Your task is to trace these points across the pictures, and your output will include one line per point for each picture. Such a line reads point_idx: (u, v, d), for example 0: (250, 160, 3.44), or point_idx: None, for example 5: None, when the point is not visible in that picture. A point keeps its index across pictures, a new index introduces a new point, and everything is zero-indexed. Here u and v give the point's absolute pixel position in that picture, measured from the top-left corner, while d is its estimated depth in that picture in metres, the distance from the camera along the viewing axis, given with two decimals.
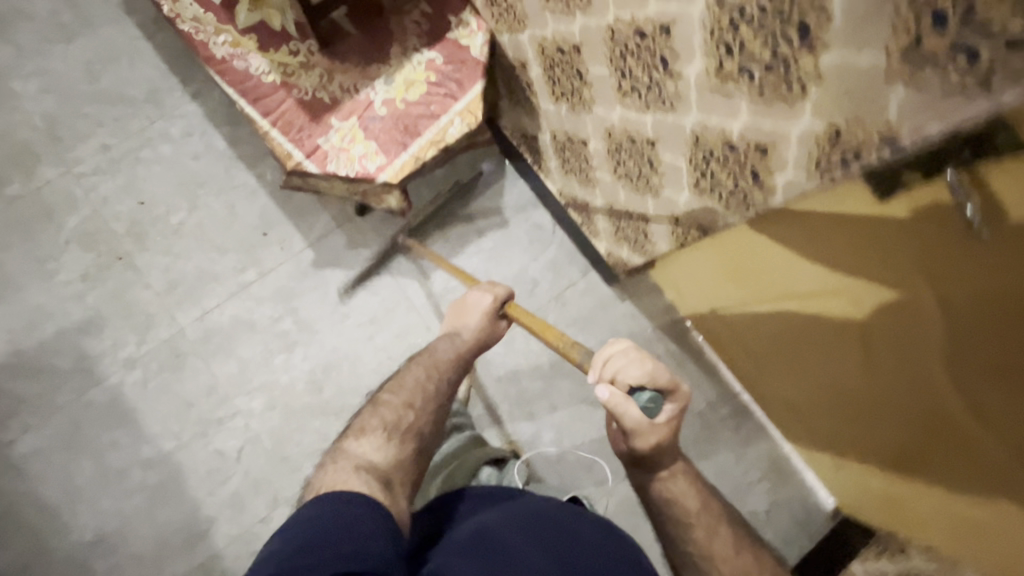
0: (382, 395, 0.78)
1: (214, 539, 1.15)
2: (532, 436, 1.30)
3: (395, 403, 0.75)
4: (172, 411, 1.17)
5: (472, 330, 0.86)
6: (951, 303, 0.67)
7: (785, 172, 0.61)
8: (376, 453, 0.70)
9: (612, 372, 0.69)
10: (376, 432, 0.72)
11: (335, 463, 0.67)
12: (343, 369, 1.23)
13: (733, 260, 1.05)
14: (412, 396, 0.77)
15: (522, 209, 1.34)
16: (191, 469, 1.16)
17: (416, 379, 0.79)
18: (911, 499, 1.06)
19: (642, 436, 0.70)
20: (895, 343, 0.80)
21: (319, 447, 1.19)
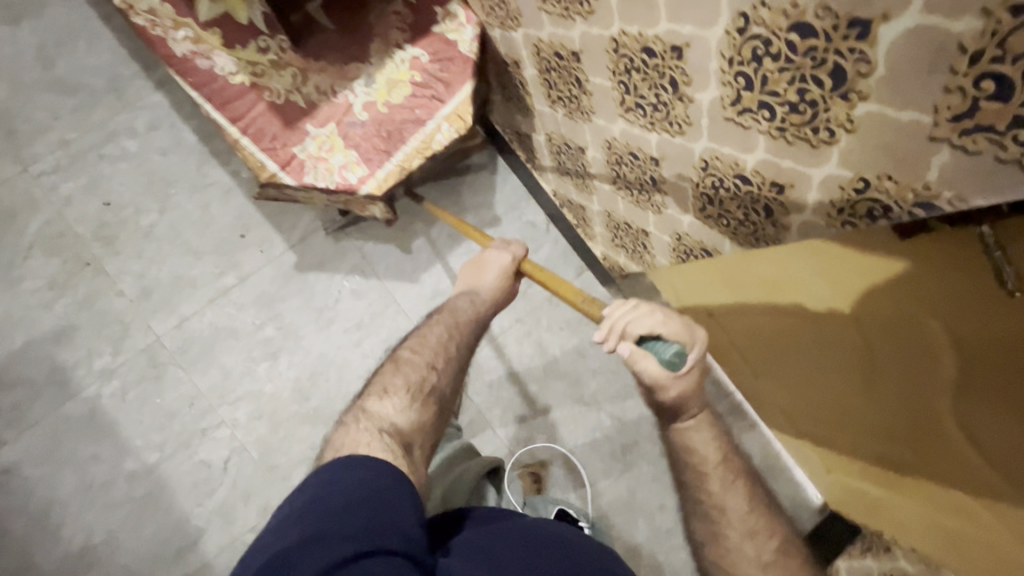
0: (402, 351, 0.75)
1: (204, 550, 1.14)
2: (525, 439, 1.28)
3: (418, 363, 0.72)
4: (154, 422, 1.13)
5: (490, 288, 0.82)
6: (973, 335, 0.65)
7: (802, 214, 0.56)
8: (400, 416, 0.67)
9: (622, 325, 0.60)
10: (399, 392, 0.69)
11: (359, 422, 0.64)
12: (330, 375, 1.20)
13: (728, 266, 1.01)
14: (433, 354, 0.74)
15: (513, 207, 1.28)
16: (177, 480, 1.14)
17: (439, 337, 0.75)
18: (886, 504, 1.08)
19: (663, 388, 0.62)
20: (896, 363, 0.79)
21: (307, 455, 1.17)
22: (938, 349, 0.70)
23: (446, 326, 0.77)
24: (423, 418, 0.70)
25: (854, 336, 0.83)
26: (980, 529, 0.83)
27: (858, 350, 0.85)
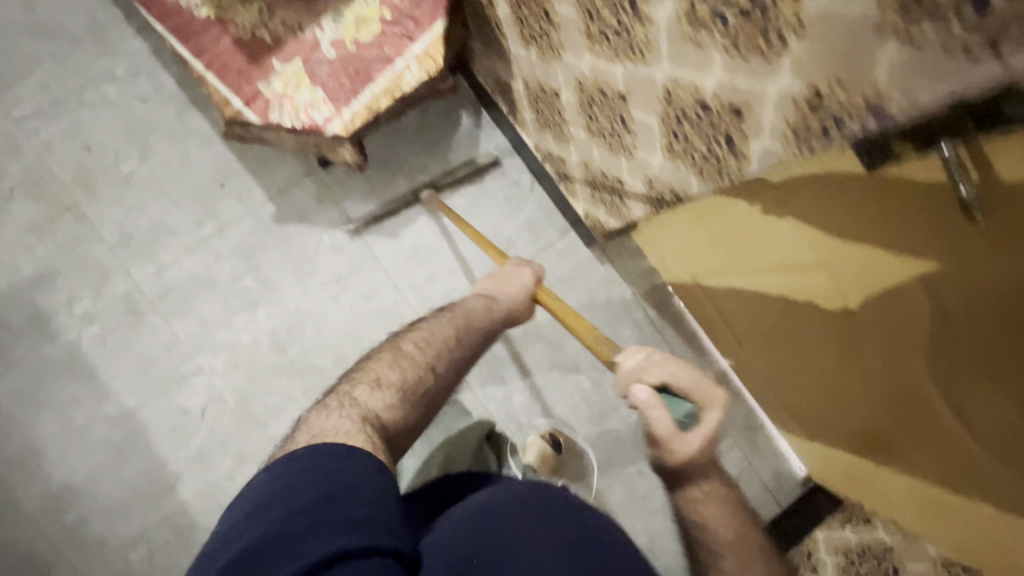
0: (406, 341, 0.75)
1: (181, 493, 1.16)
2: (503, 399, 1.27)
3: (418, 358, 0.72)
4: (133, 368, 1.15)
5: (507, 300, 0.85)
6: (952, 285, 0.60)
7: (761, 140, 0.53)
8: (384, 409, 0.67)
9: (640, 375, 0.70)
10: (391, 387, 0.69)
11: (340, 408, 0.65)
12: (308, 329, 1.19)
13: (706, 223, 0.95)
14: (434, 355, 0.74)
15: (498, 164, 1.25)
16: (155, 426, 1.16)
17: (445, 336, 0.76)
18: (869, 474, 1.05)
19: (671, 449, 0.66)
20: (877, 319, 0.74)
21: (284, 406, 1.18)
22: (919, 300, 0.65)
23: (454, 330, 0.77)
24: (402, 413, 0.68)
25: (834, 292, 0.78)
26: (964, 496, 0.80)
27: (839, 307, 0.80)
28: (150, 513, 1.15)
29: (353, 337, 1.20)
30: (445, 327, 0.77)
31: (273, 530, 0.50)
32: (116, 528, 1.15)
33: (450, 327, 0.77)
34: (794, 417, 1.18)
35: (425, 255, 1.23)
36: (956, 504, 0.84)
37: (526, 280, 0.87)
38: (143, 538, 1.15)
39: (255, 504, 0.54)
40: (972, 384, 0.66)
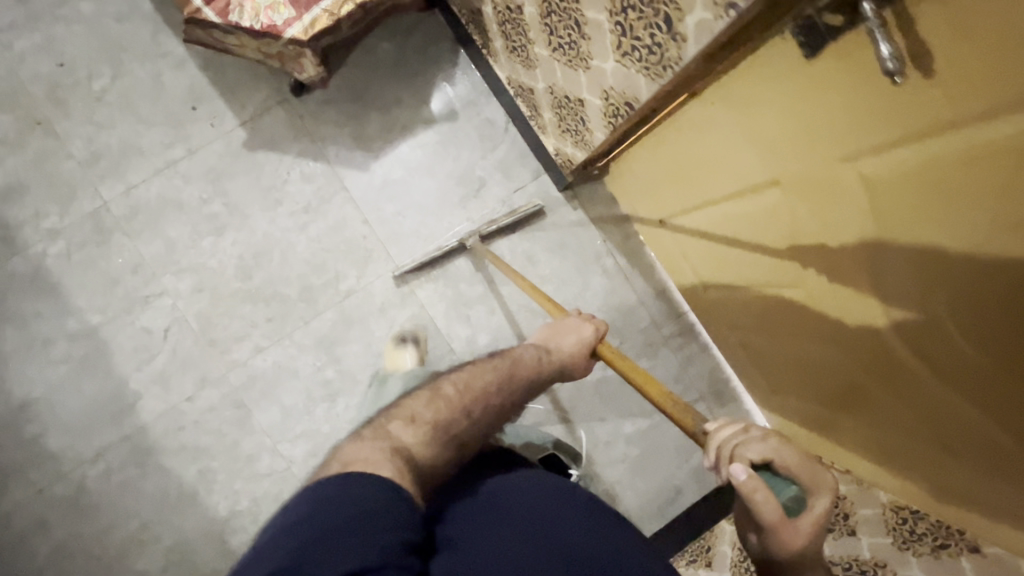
0: (445, 382, 0.67)
1: (140, 413, 1.17)
2: (467, 340, 1.24)
3: (454, 399, 0.64)
4: (98, 285, 1.16)
5: (564, 354, 0.80)
6: (893, 172, 0.58)
7: (689, 16, 0.56)
8: (417, 446, 0.59)
9: (733, 442, 0.59)
10: (424, 425, 0.61)
11: (370, 437, 0.57)
12: (274, 257, 1.20)
13: (663, 156, 0.95)
14: (471, 400, 0.66)
15: (473, 103, 1.25)
16: (118, 344, 1.16)
17: (491, 380, 0.69)
18: (832, 416, 1.05)
19: (780, 539, 0.53)
20: (821, 233, 0.73)
21: (247, 332, 1.19)
22: (856, 197, 0.65)
23: (500, 379, 0.70)
24: (437, 455, 0.60)
25: (779, 208, 0.77)
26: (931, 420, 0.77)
27: (786, 226, 0.79)
28: (110, 430, 1.16)
29: (319, 267, 1.21)
30: (487, 372, 0.70)
31: (297, 543, 0.44)
32: (75, 443, 1.16)
33: (491, 374, 0.70)
34: (761, 365, 1.17)
35: (395, 191, 1.24)
36: (920, 420, 0.85)
37: (584, 335, 0.82)
38: (102, 455, 1.16)
39: (280, 523, 0.47)
40: (932, 281, 0.62)
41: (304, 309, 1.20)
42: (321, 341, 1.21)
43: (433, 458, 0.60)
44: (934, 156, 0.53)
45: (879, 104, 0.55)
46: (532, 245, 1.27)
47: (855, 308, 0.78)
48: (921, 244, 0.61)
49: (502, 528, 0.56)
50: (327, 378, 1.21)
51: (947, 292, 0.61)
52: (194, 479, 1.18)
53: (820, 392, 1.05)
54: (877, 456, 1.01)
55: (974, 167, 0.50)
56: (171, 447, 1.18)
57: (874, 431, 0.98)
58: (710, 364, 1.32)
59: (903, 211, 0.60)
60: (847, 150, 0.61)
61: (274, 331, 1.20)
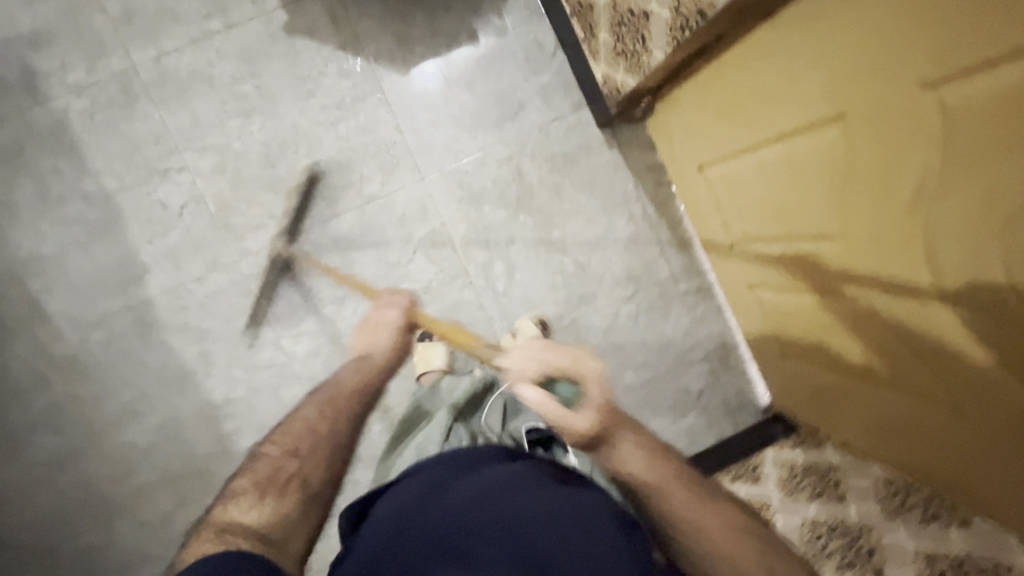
0: (265, 445, 0.79)
1: (147, 286, 1.16)
2: (484, 265, 1.23)
3: (273, 454, 0.77)
4: (119, 150, 1.13)
5: (383, 350, 0.91)
6: (955, 108, 0.56)
7: None
8: (250, 513, 0.70)
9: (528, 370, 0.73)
10: (249, 495, 0.72)
11: (201, 536, 0.67)
12: (299, 150, 1.17)
13: (724, 93, 0.92)
14: (297, 441, 0.78)
15: (523, 20, 1.20)
16: (132, 213, 1.14)
17: (307, 418, 0.81)
18: (828, 385, 1.04)
19: (567, 423, 0.67)
20: (875, 179, 0.70)
21: (263, 222, 1.17)
22: (921, 136, 0.61)
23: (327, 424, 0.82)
24: (275, 502, 0.72)
25: (838, 150, 0.74)
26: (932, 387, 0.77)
27: (839, 171, 0.75)
28: (115, 298, 1.15)
29: (343, 167, 1.18)
30: (308, 410, 0.83)
31: None
32: (78, 308, 1.15)
33: (317, 405, 0.83)
34: (774, 331, 1.15)
35: (430, 102, 1.20)
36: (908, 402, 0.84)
37: (388, 321, 0.93)
38: (104, 323, 1.16)
39: None
40: (965, 237, 0.61)
41: (323, 207, 1.18)
42: (337, 243, 1.19)
43: (280, 513, 0.71)
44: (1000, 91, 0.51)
45: (972, 23, 0.51)
46: (562, 178, 1.24)
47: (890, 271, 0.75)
48: (964, 194, 0.59)
49: (429, 500, 0.67)
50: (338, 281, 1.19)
51: (996, 245, 0.58)
52: (193, 361, 1.18)
53: (824, 359, 1.02)
54: (863, 437, 1.00)
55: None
56: (174, 325, 1.17)
57: (865, 411, 0.96)
58: (720, 327, 1.30)
59: (969, 152, 0.57)
60: (921, 81, 0.59)
61: (291, 226, 1.18)
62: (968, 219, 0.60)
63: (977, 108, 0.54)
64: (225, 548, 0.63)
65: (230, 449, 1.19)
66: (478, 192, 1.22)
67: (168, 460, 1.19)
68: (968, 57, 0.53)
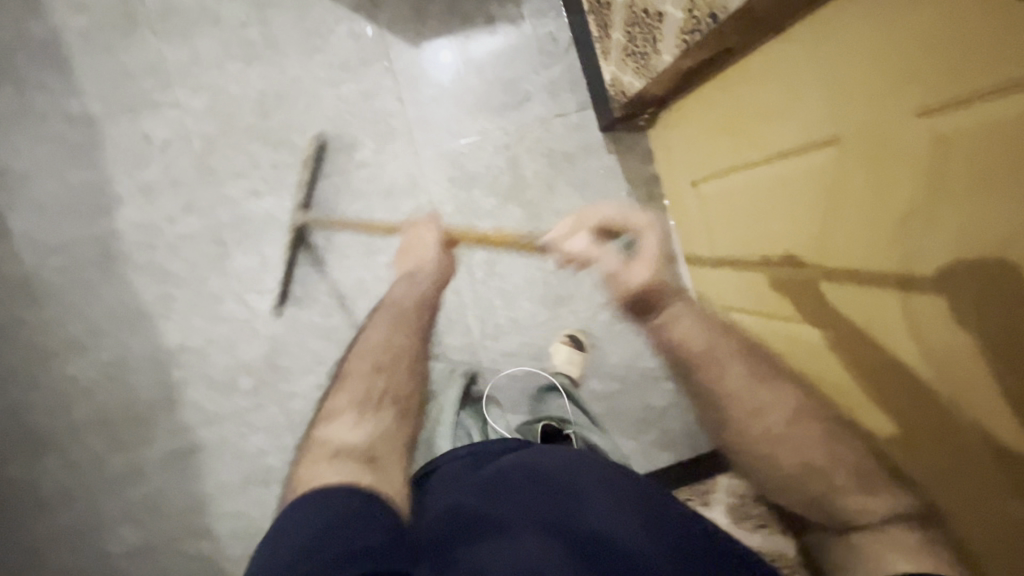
0: (351, 361, 0.76)
1: (118, 217, 1.12)
2: (465, 249, 1.21)
3: (363, 371, 0.72)
4: (110, 75, 1.10)
5: (428, 273, 0.87)
6: (945, 140, 0.56)
7: None
8: (353, 431, 0.66)
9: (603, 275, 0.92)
10: (346, 411, 0.68)
11: (312, 455, 0.65)
12: (295, 104, 1.14)
13: (727, 105, 0.91)
14: (385, 355, 0.74)
15: (540, 14, 1.20)
16: (113, 140, 1.11)
17: (381, 338, 0.76)
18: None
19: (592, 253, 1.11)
20: (861, 200, 0.70)
21: (247, 171, 1.14)
22: (910, 162, 0.61)
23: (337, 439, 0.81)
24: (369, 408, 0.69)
25: (827, 173, 0.74)
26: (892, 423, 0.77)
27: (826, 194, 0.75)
28: (81, 225, 1.11)
29: (338, 129, 1.16)
30: (378, 328, 0.78)
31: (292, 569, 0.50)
32: (40, 230, 1.11)
33: (386, 329, 0.78)
34: None
35: (436, 78, 1.19)
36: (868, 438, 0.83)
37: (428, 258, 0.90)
38: (65, 249, 1.11)
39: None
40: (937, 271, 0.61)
41: (311, 166, 1.16)
42: (319, 204, 1.16)
43: (380, 429, 0.67)
44: (989, 124, 0.51)
45: (974, 52, 0.51)
46: (557, 175, 1.22)
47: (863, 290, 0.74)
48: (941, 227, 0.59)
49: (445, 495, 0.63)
50: (314, 243, 1.17)
51: (960, 274, 0.58)
52: (151, 301, 1.14)
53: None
54: None
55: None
56: (138, 262, 1.13)
57: None
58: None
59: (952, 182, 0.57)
60: (915, 107, 0.58)
61: (275, 179, 1.15)
62: (943, 254, 0.60)
63: (966, 140, 0.54)
64: (325, 497, 0.57)
65: (177, 398, 1.16)
66: (470, 175, 1.20)
67: (108, 400, 1.14)
68: (965, 85, 0.52)
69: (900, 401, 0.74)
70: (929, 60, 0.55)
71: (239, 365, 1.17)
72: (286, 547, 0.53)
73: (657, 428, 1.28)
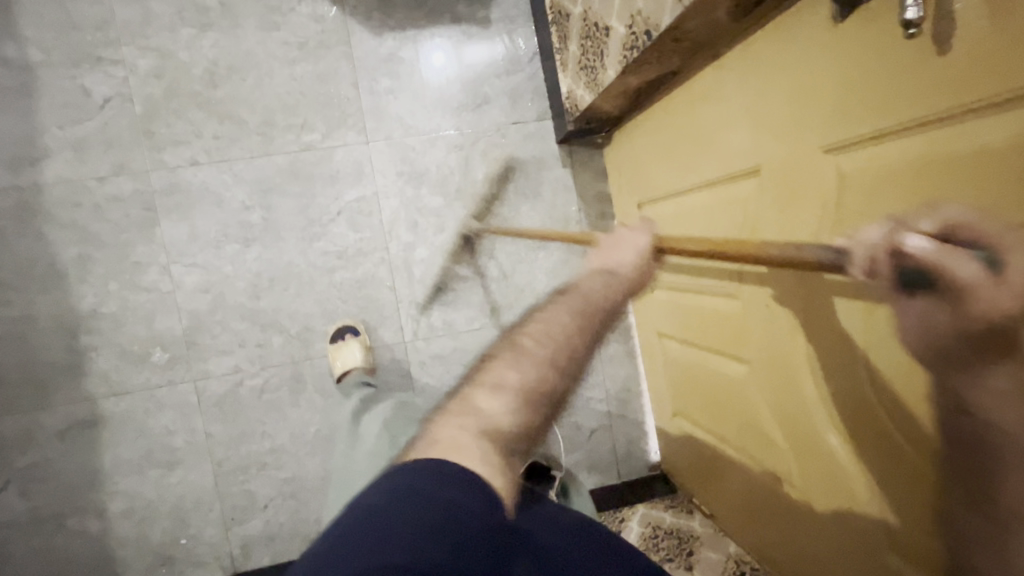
0: (522, 334, 0.56)
1: (43, 171, 1.07)
2: (406, 246, 1.18)
3: (534, 355, 0.53)
4: (55, 25, 1.06)
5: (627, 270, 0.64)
6: (852, 177, 0.56)
7: None
8: (506, 416, 0.50)
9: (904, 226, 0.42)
10: (509, 390, 0.51)
11: (453, 417, 0.49)
12: (246, 78, 1.12)
13: (670, 130, 0.90)
14: (557, 350, 0.54)
15: (508, 21, 1.19)
16: (49, 91, 1.07)
17: (566, 323, 0.56)
18: (711, 450, 1.02)
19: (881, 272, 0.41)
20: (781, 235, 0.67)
21: (188, 140, 1.11)
22: (826, 192, 0.59)
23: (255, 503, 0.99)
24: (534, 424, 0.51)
25: (746, 204, 0.74)
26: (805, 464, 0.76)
27: (744, 225, 0.74)
28: (3, 174, 1.06)
29: (289, 108, 1.13)
30: (565, 313, 0.57)
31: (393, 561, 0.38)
32: None
33: (570, 316, 0.57)
34: (674, 387, 1.13)
35: (396, 70, 1.17)
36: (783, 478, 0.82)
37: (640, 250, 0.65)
38: None
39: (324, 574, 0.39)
40: None
41: (256, 142, 1.13)
42: (258, 182, 1.13)
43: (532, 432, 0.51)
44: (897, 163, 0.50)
45: (890, 82, 0.50)
46: (508, 182, 1.21)
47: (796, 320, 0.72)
48: None
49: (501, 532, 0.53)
50: (248, 221, 1.13)
51: None
52: (68, 261, 1.09)
53: (713, 417, 0.99)
54: (732, 511, 0.98)
55: (970, 159, 0.44)
56: (59, 219, 1.08)
57: (739, 483, 0.94)
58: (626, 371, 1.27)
59: (871, 212, 0.54)
60: (824, 143, 0.58)
61: (216, 151, 1.12)
62: None
63: (873, 178, 0.53)
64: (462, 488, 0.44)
65: (83, 365, 1.10)
66: (419, 171, 1.18)
67: (8, 360, 1.08)
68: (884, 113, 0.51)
69: (832, 440, 0.71)
70: (839, 96, 0.55)
71: (153, 338, 1.12)
72: (387, 511, 0.41)
73: (583, 450, 1.25)
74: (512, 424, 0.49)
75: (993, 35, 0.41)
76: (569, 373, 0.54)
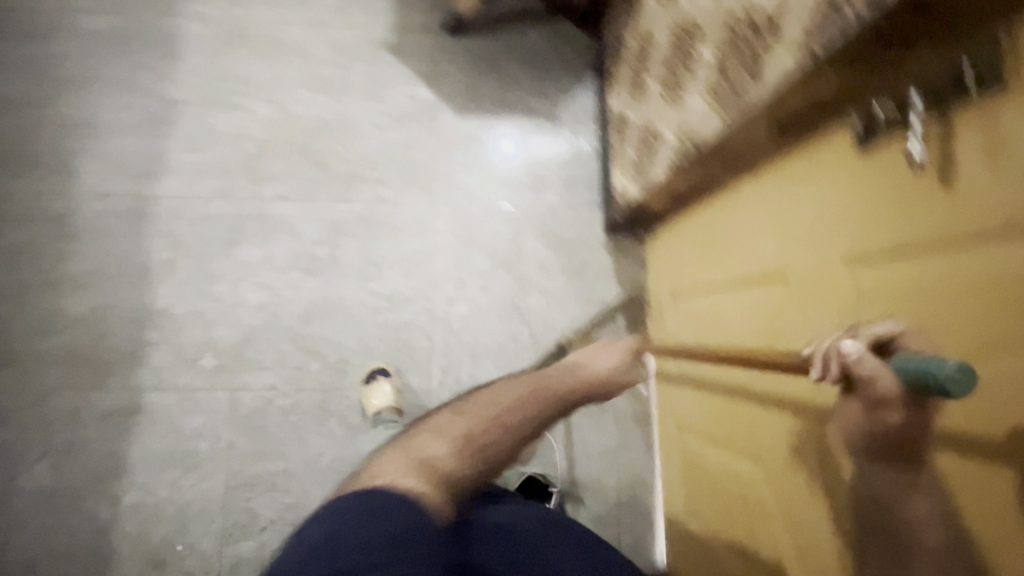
0: (478, 396, 0.70)
1: (160, 184, 1.25)
2: (449, 300, 1.27)
3: (476, 415, 0.66)
4: (204, 73, 1.29)
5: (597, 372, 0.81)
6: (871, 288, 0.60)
7: (779, 54, 0.60)
8: (445, 454, 0.61)
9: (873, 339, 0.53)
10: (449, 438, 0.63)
11: (402, 449, 0.60)
12: (344, 136, 1.30)
13: (710, 231, 0.96)
14: (505, 416, 0.67)
15: (575, 121, 1.35)
16: (184, 123, 1.27)
17: (522, 391, 0.72)
18: (720, 556, 0.97)
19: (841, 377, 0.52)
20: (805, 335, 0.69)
21: (284, 178, 1.27)
22: (853, 299, 0.62)
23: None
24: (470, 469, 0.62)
25: (772, 305, 0.77)
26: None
27: (769, 325, 0.78)
28: (128, 182, 1.24)
29: (374, 166, 1.30)
30: (521, 387, 0.72)
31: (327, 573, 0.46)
32: (93, 176, 1.24)
33: (525, 389, 0.72)
34: (687, 485, 1.11)
35: (471, 147, 1.32)
36: None
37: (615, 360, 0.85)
38: (107, 197, 1.24)
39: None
40: None
41: (339, 189, 1.28)
42: (332, 222, 1.27)
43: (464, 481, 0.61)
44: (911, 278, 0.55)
45: (914, 202, 0.54)
46: (553, 258, 1.31)
47: (822, 427, 0.71)
48: None
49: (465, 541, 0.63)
50: (316, 254, 1.26)
51: None
52: (157, 263, 1.23)
53: (725, 522, 0.96)
54: None
55: (974, 278, 0.48)
56: (161, 226, 1.24)
57: None
58: (639, 461, 1.25)
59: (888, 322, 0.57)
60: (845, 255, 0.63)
61: (304, 191, 1.27)
62: None
63: (889, 290, 0.57)
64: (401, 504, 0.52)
65: (141, 356, 1.20)
66: (474, 235, 1.29)
67: (81, 340, 1.20)
68: (908, 228, 0.55)
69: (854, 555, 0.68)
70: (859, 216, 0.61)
71: (208, 344, 1.22)
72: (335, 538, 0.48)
73: None
74: (446, 463, 0.60)
75: (996, 168, 0.46)
76: (512, 433, 0.67)
